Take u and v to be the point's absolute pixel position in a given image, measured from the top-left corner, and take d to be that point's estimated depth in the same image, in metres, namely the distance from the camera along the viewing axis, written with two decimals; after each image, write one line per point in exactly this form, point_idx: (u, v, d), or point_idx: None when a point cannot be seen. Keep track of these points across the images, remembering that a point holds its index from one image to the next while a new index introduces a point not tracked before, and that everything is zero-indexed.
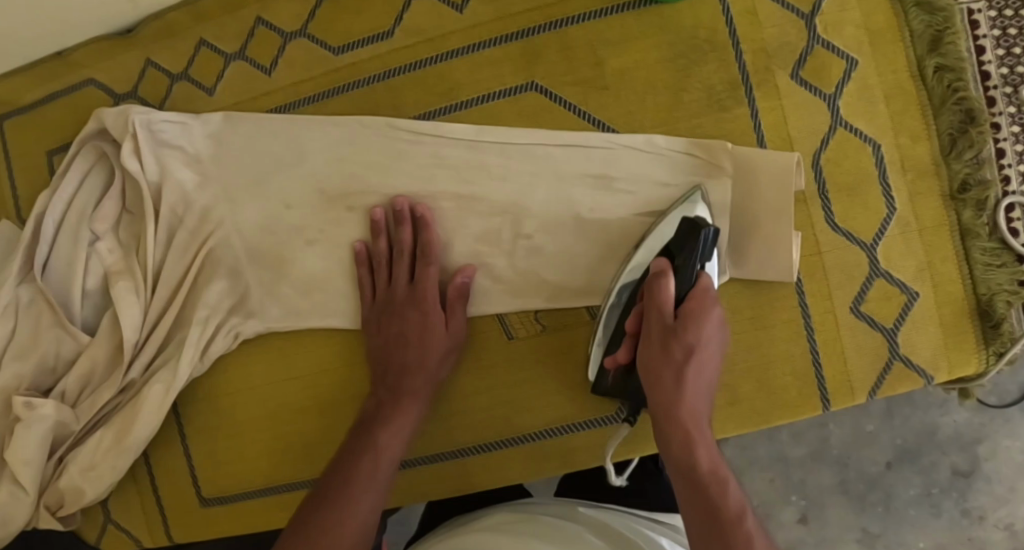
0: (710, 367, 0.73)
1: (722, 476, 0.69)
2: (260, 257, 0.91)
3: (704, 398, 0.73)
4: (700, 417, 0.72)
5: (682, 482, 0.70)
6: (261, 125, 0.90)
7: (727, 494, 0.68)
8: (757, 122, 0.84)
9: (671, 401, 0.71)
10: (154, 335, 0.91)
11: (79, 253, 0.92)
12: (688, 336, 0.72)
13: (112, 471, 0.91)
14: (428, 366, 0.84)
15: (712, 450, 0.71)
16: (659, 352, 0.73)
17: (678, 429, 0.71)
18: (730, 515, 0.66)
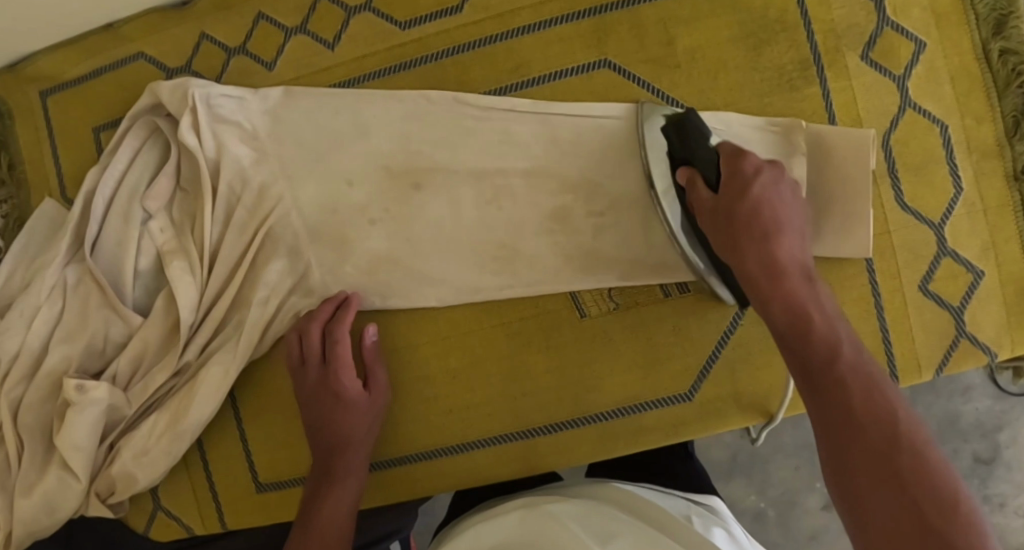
0: (779, 196, 0.74)
1: (803, 296, 0.69)
2: (321, 233, 0.88)
3: (784, 192, 0.74)
4: (779, 235, 0.72)
5: (776, 305, 0.69)
6: (324, 100, 0.88)
7: (811, 307, 0.69)
8: (828, 102, 0.84)
9: (755, 212, 0.72)
10: (211, 317, 0.89)
11: (131, 232, 0.89)
12: (743, 163, 0.74)
13: (165, 457, 0.88)
14: (359, 437, 0.83)
15: (794, 258, 0.72)
16: (716, 212, 0.74)
17: (759, 215, 0.72)
18: (819, 331, 0.67)
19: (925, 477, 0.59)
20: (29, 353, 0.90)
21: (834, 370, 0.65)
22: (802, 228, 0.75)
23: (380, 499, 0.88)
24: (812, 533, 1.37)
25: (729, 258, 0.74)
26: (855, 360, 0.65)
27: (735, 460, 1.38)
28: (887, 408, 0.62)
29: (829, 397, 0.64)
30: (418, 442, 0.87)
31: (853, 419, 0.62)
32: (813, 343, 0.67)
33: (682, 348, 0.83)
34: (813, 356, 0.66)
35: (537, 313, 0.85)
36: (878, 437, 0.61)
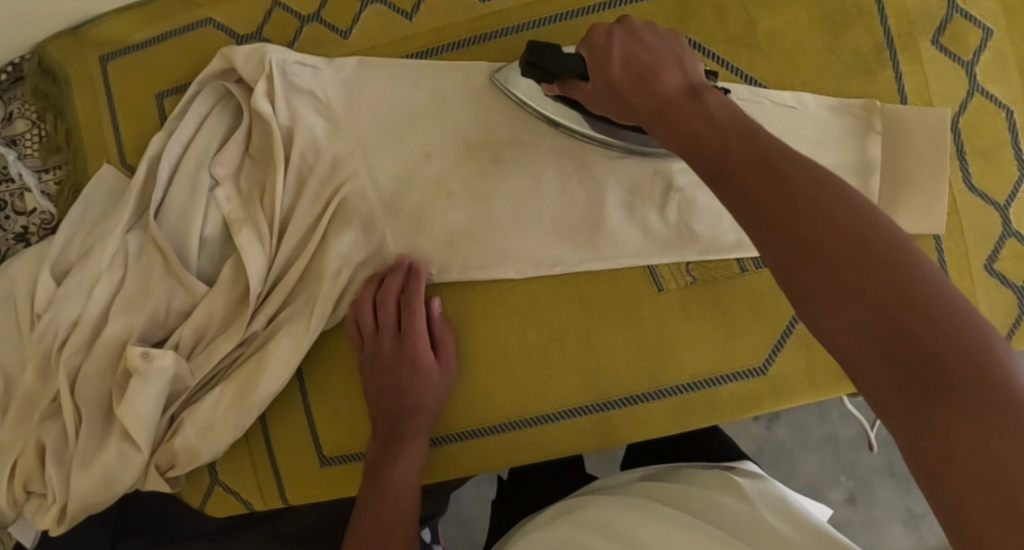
0: (646, 47, 0.70)
1: (686, 113, 0.63)
2: (392, 203, 0.86)
3: (653, 42, 0.70)
4: (652, 74, 0.67)
5: (661, 125, 0.64)
6: (398, 69, 0.87)
7: (692, 119, 0.62)
8: (901, 85, 0.85)
9: (621, 64, 0.69)
10: (280, 287, 0.87)
11: (198, 200, 0.87)
12: (597, 37, 0.71)
13: (229, 431, 0.86)
14: (427, 405, 0.83)
15: (674, 86, 0.66)
16: (597, 87, 0.72)
17: (629, 67, 0.69)
18: (703, 126, 0.61)
19: (844, 229, 0.52)
20: (88, 322, 0.87)
21: (723, 160, 0.58)
22: (682, 58, 0.69)
23: (451, 474, 0.87)
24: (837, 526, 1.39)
25: (625, 117, 0.70)
26: (738, 136, 0.59)
27: (763, 451, 1.39)
28: (784, 171, 0.56)
29: (725, 185, 0.57)
30: (492, 415, 0.86)
31: (749, 200, 0.56)
32: (700, 147, 0.60)
33: (759, 322, 0.84)
34: (703, 159, 0.60)
35: (614, 286, 0.85)
36: (781, 202, 0.54)
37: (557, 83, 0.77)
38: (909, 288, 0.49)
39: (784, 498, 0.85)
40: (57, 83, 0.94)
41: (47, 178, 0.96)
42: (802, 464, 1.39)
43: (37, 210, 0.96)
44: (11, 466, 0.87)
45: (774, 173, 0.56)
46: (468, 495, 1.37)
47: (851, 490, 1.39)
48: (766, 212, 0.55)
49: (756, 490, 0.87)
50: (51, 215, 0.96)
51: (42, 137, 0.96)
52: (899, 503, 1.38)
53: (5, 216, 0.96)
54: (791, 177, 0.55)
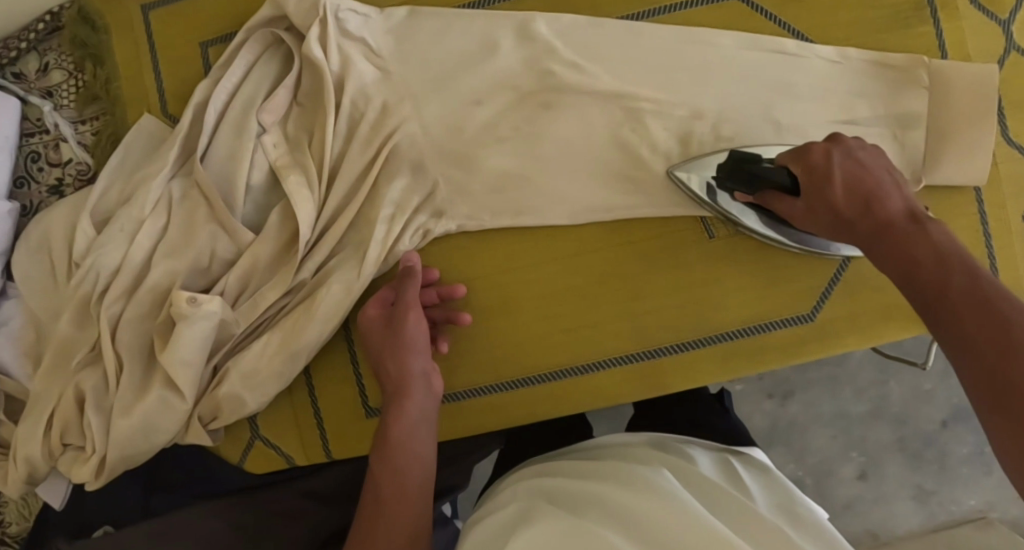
0: (865, 168, 0.70)
1: (911, 238, 0.64)
2: (443, 150, 0.86)
3: (883, 168, 0.71)
4: (877, 201, 0.68)
5: (881, 250, 0.66)
6: (449, 19, 0.87)
7: (917, 248, 0.64)
8: (940, 42, 0.86)
9: (820, 188, 0.71)
10: (328, 235, 0.86)
11: (245, 145, 0.86)
12: (817, 153, 0.73)
13: (276, 380, 0.85)
14: (410, 363, 0.76)
15: (897, 212, 0.67)
16: (808, 207, 0.73)
17: (844, 188, 0.70)
18: (925, 265, 0.62)
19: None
20: (130, 268, 0.86)
21: (941, 294, 0.60)
22: (898, 181, 0.70)
23: (495, 422, 0.86)
24: (846, 502, 1.35)
25: (836, 236, 0.72)
26: (965, 276, 0.60)
27: (774, 428, 1.35)
28: (1011, 321, 0.56)
29: (938, 319, 0.60)
30: (542, 361, 0.85)
31: (965, 342, 0.57)
32: (922, 279, 0.62)
33: (806, 268, 0.85)
34: (921, 283, 0.62)
35: (666, 232, 0.85)
36: (988, 345, 0.56)
37: (754, 193, 0.78)
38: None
39: (792, 497, 0.81)
40: (96, 31, 0.93)
41: (84, 129, 0.96)
42: (814, 440, 1.35)
43: (74, 160, 0.95)
44: (49, 414, 0.85)
45: (1004, 312, 0.56)
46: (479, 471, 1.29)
47: (863, 467, 1.35)
48: (985, 350, 0.56)
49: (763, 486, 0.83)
50: (88, 165, 0.94)
51: (79, 88, 0.95)
52: (909, 480, 1.33)
53: (40, 167, 0.95)
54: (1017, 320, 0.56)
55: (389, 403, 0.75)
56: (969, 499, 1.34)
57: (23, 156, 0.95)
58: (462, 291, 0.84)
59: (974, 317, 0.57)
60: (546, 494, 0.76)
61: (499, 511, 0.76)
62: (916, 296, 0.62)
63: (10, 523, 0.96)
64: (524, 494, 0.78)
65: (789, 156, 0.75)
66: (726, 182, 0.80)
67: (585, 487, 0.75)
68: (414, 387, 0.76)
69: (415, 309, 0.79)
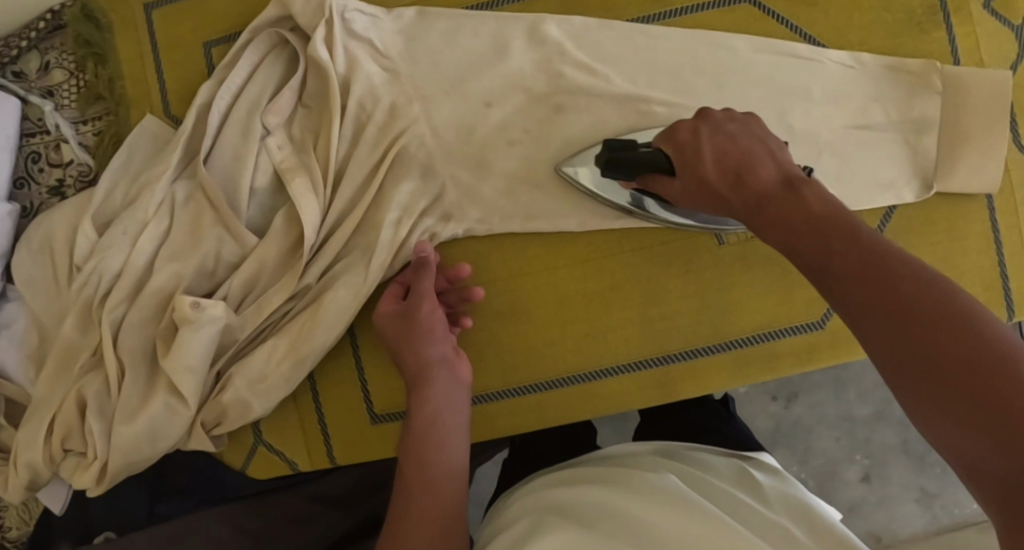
0: (732, 139, 0.68)
1: (788, 206, 0.61)
2: (451, 153, 0.85)
3: (744, 136, 0.68)
4: (749, 171, 0.65)
5: (762, 225, 0.63)
6: (457, 21, 0.86)
7: (796, 215, 0.60)
8: (953, 47, 0.85)
9: (693, 166, 0.69)
10: (334, 239, 0.85)
11: (250, 147, 0.85)
12: (682, 131, 0.70)
13: (282, 385, 0.84)
14: (429, 347, 0.76)
15: (770, 180, 0.64)
16: (686, 186, 0.70)
17: (717, 162, 0.67)
18: (803, 233, 0.59)
19: (965, 335, 0.50)
20: (133, 271, 0.85)
21: (825, 263, 0.57)
22: (772, 149, 0.67)
23: (504, 429, 0.85)
24: (850, 505, 1.34)
25: (722, 215, 0.68)
26: (842, 236, 0.57)
27: (778, 430, 1.34)
28: (926, 284, 0.52)
29: (829, 288, 0.56)
30: (551, 367, 0.85)
31: (863, 309, 0.54)
32: (805, 247, 0.58)
33: None
34: (806, 251, 0.58)
35: (676, 237, 0.84)
36: (892, 305, 0.52)
37: (635, 179, 0.75)
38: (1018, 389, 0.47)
39: (803, 495, 0.80)
40: (99, 30, 0.92)
41: (85, 130, 0.94)
42: (818, 443, 1.34)
43: (75, 161, 0.93)
44: (50, 420, 0.84)
45: (906, 277, 0.53)
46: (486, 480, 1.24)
47: (867, 469, 1.33)
48: (893, 319, 0.52)
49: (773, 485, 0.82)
50: (89, 167, 0.93)
51: (80, 88, 0.94)
52: (913, 482, 1.32)
53: (41, 168, 0.94)
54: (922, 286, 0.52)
55: (412, 395, 0.74)
56: (973, 503, 1.33)
57: (23, 157, 0.94)
58: (467, 269, 0.81)
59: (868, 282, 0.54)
60: (552, 507, 0.75)
61: (509, 527, 0.74)
62: (806, 267, 0.58)
63: (11, 527, 0.95)
64: (535, 508, 0.76)
65: (664, 137, 0.73)
66: (604, 175, 0.79)
67: (591, 500, 0.74)
68: (437, 379, 0.74)
69: (430, 300, 0.79)
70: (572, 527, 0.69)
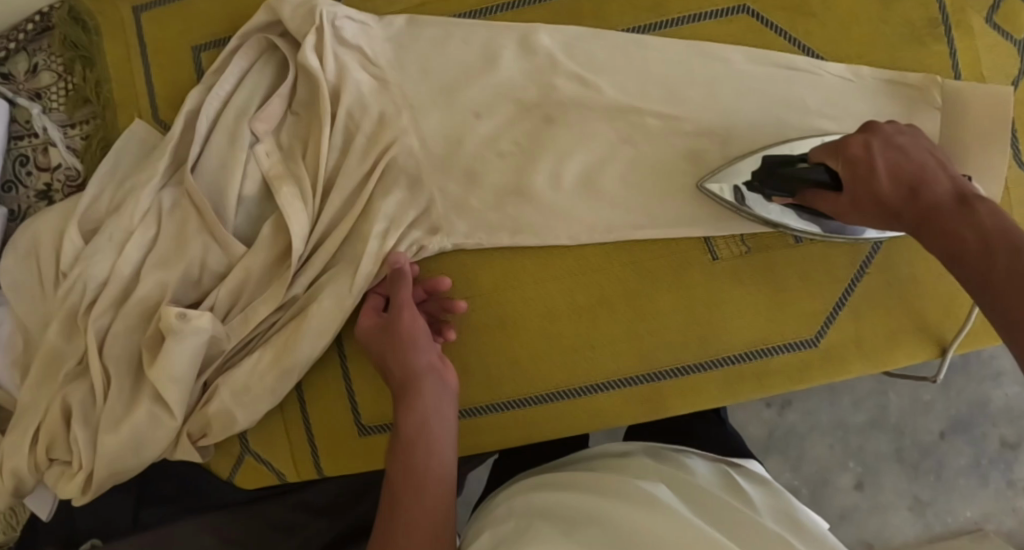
0: (906, 156, 0.68)
1: (961, 219, 0.62)
2: (441, 163, 0.83)
3: (924, 154, 0.68)
4: (925, 186, 0.66)
5: (935, 238, 0.63)
6: (449, 29, 0.84)
7: (969, 231, 0.61)
8: (954, 61, 0.84)
9: (861, 181, 0.69)
10: (322, 249, 0.84)
11: (238, 154, 0.84)
12: (852, 142, 0.70)
13: (268, 397, 0.84)
14: (416, 355, 0.74)
15: (944, 193, 0.65)
16: (854, 201, 0.70)
17: (903, 176, 0.67)
18: (977, 247, 0.59)
19: None
20: (119, 279, 0.84)
21: (988, 271, 0.57)
22: (945, 163, 0.67)
23: (491, 444, 0.85)
24: (842, 513, 1.31)
25: (885, 227, 0.69)
26: (1012, 251, 0.57)
27: (772, 436, 1.32)
28: None
29: (982, 292, 0.57)
30: (539, 383, 0.84)
31: (1012, 316, 0.53)
32: (974, 261, 0.59)
33: (811, 292, 0.83)
34: (975, 268, 0.58)
35: (668, 252, 0.84)
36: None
37: (799, 192, 0.75)
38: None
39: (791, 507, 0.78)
40: (87, 32, 0.91)
41: (73, 133, 0.93)
42: (811, 450, 1.32)
43: (62, 165, 0.92)
44: (36, 427, 0.83)
45: None
46: (473, 487, 1.22)
47: (860, 477, 1.32)
48: None
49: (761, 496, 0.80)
50: (77, 171, 0.92)
51: (68, 91, 0.93)
52: (906, 490, 1.30)
53: (28, 171, 0.93)
54: None
55: (400, 403, 0.72)
56: (966, 511, 1.30)
57: (11, 159, 0.93)
58: (446, 281, 0.80)
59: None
60: (537, 508, 0.73)
61: (493, 529, 0.73)
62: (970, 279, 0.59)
63: None
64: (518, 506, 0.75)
65: (827, 149, 0.73)
66: (771, 189, 0.78)
67: (579, 500, 0.73)
68: (431, 384, 0.73)
69: (409, 308, 0.78)
70: (554, 536, 0.67)
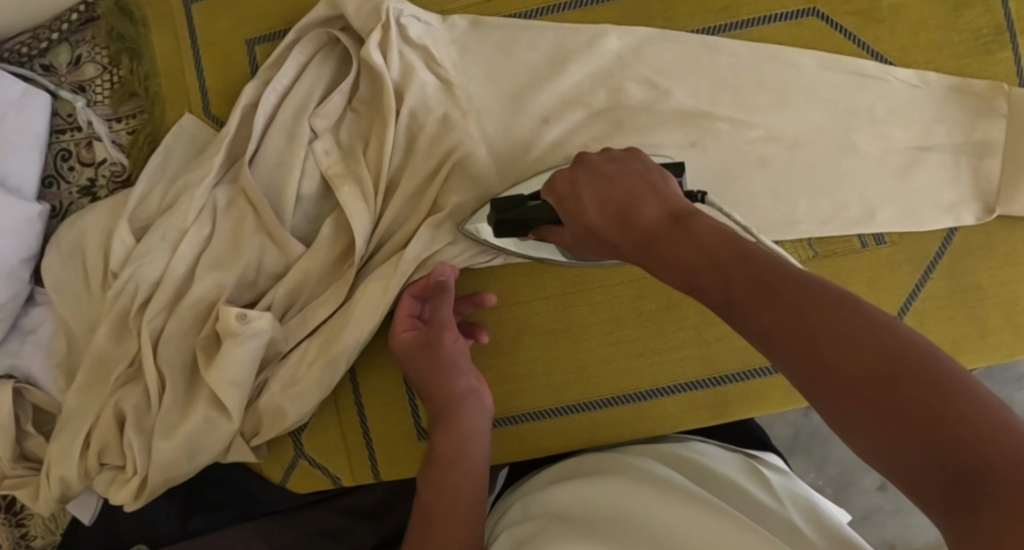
0: (621, 178, 0.62)
1: (679, 251, 0.54)
2: (503, 165, 0.81)
3: (637, 175, 0.62)
4: (631, 211, 0.59)
5: (653, 262, 0.56)
6: (513, 30, 0.83)
7: (682, 252, 0.54)
8: (1020, 68, 0.83)
9: (576, 215, 0.63)
10: (383, 251, 0.82)
11: (296, 152, 0.82)
12: (562, 183, 0.65)
13: (316, 390, 0.80)
14: (456, 372, 0.74)
15: (655, 219, 0.57)
16: (575, 235, 0.65)
17: (612, 201, 0.61)
18: (693, 263, 0.53)
19: (857, 336, 0.44)
20: (173, 280, 0.82)
21: (731, 301, 0.50)
22: (656, 182, 0.61)
23: (551, 448, 0.84)
24: (865, 513, 1.30)
25: (614, 255, 0.62)
26: (739, 260, 0.50)
27: (798, 438, 1.29)
28: (818, 295, 0.47)
29: (736, 319, 0.49)
30: (603, 387, 0.83)
31: (759, 330, 0.48)
32: (702, 284, 0.52)
33: (876, 299, 0.83)
34: (702, 285, 0.52)
35: None
36: (787, 323, 0.46)
37: (532, 232, 0.72)
38: (943, 388, 0.42)
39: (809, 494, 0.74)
40: (134, 24, 0.88)
41: (119, 127, 0.90)
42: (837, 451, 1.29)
43: (107, 160, 0.90)
44: (86, 432, 0.81)
45: (802, 295, 0.47)
46: None
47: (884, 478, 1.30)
48: (805, 341, 0.45)
49: (778, 479, 0.76)
50: (123, 166, 0.90)
51: (114, 84, 0.90)
52: None
53: (71, 166, 0.90)
54: (806, 300, 0.47)
55: (437, 425, 0.72)
56: None
57: (53, 154, 0.90)
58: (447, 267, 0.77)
59: (764, 307, 0.48)
60: (554, 512, 0.69)
61: (511, 531, 0.68)
62: (708, 296, 0.51)
63: (35, 537, 0.91)
64: (534, 507, 0.71)
65: (546, 189, 0.67)
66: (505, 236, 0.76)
67: (588, 499, 0.69)
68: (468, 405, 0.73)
69: (449, 327, 0.75)
70: (570, 531, 0.63)
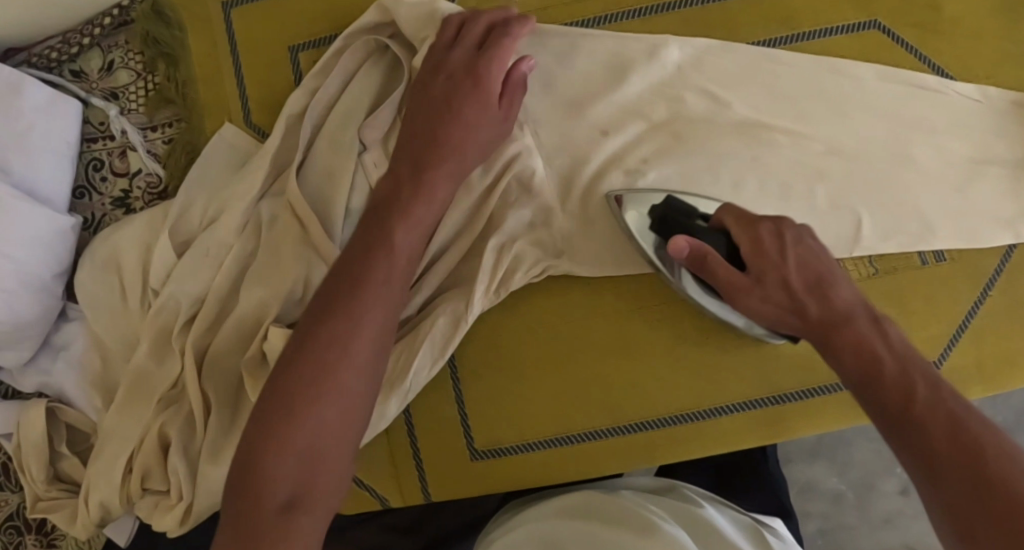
0: (817, 258, 0.71)
1: (865, 339, 0.65)
2: (563, 180, 0.80)
3: (833, 263, 0.71)
4: (830, 287, 0.69)
5: (823, 335, 0.67)
6: (570, 39, 0.80)
7: (868, 343, 0.64)
8: None
9: (767, 263, 0.71)
10: (437, 268, 0.79)
11: (347, 164, 0.79)
12: (767, 227, 0.72)
13: (377, 421, 0.77)
14: (397, 247, 0.67)
15: (848, 307, 0.68)
16: (750, 280, 0.71)
17: (807, 273, 0.70)
18: (869, 355, 0.63)
19: (995, 455, 0.54)
20: (217, 297, 0.79)
21: (905, 395, 0.59)
22: (846, 277, 0.71)
23: (605, 469, 0.82)
24: (886, 518, 1.20)
25: (774, 321, 0.72)
26: (923, 372, 0.60)
27: (821, 441, 1.19)
28: (970, 421, 0.56)
29: (902, 415, 0.58)
30: (661, 406, 0.81)
31: (905, 413, 0.58)
32: (872, 371, 0.62)
33: (934, 314, 0.82)
34: (867, 371, 0.63)
35: None
36: (945, 421, 0.56)
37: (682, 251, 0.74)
38: None
39: None
40: (170, 28, 0.84)
41: (154, 136, 0.87)
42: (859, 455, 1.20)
43: (143, 171, 0.86)
44: (129, 456, 0.78)
45: (957, 409, 0.57)
46: None
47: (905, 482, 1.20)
48: (944, 439, 0.55)
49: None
50: (159, 178, 0.86)
51: (149, 91, 0.86)
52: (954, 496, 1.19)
53: (103, 177, 0.87)
54: (959, 415, 0.57)
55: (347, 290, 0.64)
56: None
57: (84, 164, 0.87)
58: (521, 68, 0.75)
59: (922, 402, 0.58)
60: (548, 541, 0.70)
61: None
62: (865, 377, 0.62)
63: None
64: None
65: (726, 211, 0.74)
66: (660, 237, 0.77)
67: None
68: (372, 317, 0.63)
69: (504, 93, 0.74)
70: None
